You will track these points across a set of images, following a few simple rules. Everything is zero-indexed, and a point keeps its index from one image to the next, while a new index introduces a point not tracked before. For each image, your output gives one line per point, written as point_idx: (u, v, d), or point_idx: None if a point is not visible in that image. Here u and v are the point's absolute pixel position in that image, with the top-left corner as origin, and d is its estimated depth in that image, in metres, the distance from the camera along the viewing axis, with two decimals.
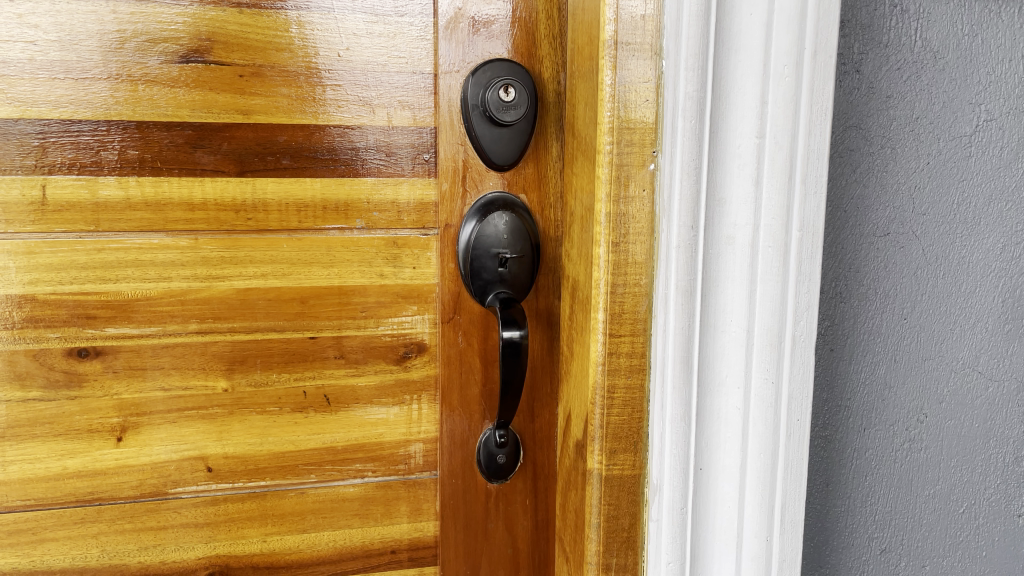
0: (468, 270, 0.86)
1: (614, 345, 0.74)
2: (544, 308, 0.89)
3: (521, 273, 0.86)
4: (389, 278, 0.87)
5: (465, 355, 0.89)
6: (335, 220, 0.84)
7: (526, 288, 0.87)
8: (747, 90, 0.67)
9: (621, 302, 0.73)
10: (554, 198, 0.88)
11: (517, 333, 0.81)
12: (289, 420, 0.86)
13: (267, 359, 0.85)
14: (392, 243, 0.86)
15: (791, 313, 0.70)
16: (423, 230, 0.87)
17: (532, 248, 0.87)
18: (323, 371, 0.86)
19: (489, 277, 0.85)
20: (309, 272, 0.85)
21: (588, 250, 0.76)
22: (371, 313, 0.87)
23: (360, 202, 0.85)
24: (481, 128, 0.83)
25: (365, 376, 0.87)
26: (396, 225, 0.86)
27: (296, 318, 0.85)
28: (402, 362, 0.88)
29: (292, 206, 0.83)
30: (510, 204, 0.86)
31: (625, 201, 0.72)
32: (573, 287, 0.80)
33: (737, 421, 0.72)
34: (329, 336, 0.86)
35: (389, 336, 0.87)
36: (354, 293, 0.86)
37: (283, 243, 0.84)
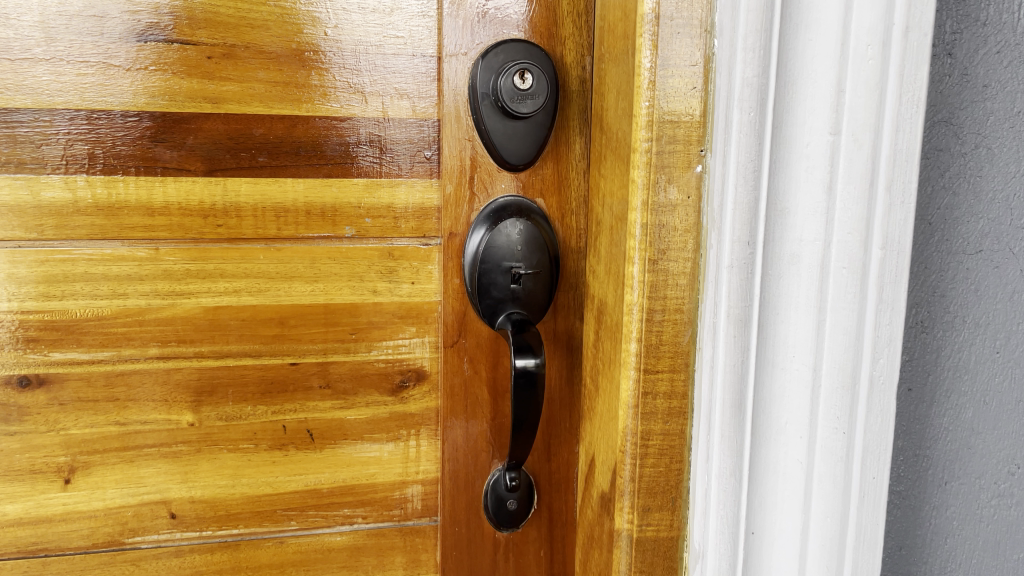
0: (477, 288, 0.73)
1: (651, 383, 0.62)
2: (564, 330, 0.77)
3: (537, 291, 0.74)
4: (383, 295, 0.74)
5: (472, 385, 0.76)
6: (321, 227, 0.72)
7: (543, 307, 0.74)
8: (821, 75, 0.54)
9: (658, 330, 0.61)
10: (577, 202, 0.76)
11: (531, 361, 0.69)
12: (266, 459, 0.74)
13: (240, 389, 0.73)
14: (388, 254, 0.74)
15: (867, 349, 0.57)
16: (423, 239, 0.74)
17: (550, 260, 0.74)
18: (306, 403, 0.74)
19: (502, 296, 0.73)
20: (291, 288, 0.72)
21: (618, 266, 0.63)
22: (363, 336, 0.74)
23: (350, 206, 0.72)
24: (492, 121, 0.71)
25: (355, 409, 0.75)
26: (392, 234, 0.74)
27: (274, 342, 0.73)
28: (399, 392, 0.76)
29: (270, 211, 0.71)
30: (523, 209, 0.74)
31: (665, 209, 0.59)
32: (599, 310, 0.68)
33: (798, 478, 0.58)
34: (312, 362, 0.74)
35: (384, 362, 0.75)
36: (343, 313, 0.74)
37: (259, 255, 0.71)
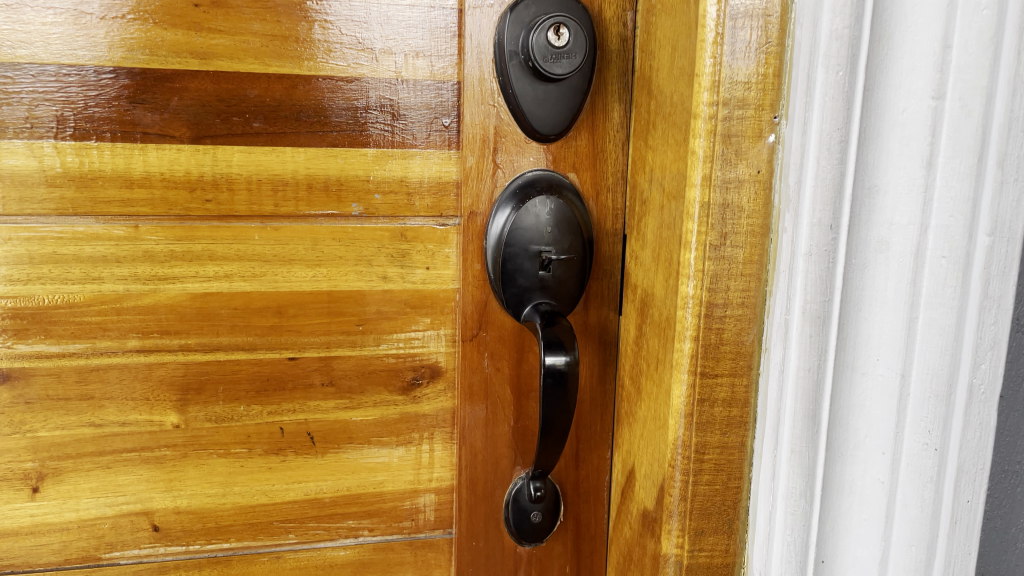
0: (502, 274, 0.64)
1: (708, 389, 0.53)
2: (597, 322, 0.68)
3: (568, 279, 0.65)
4: (394, 282, 0.66)
5: (494, 384, 0.67)
6: (325, 204, 0.63)
7: (575, 297, 0.66)
8: (925, 27, 0.46)
9: (717, 327, 0.52)
10: (614, 178, 0.67)
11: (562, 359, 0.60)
12: (261, 466, 0.66)
13: (232, 387, 0.64)
14: (399, 235, 0.65)
15: (967, 353, 0.48)
16: (440, 219, 0.66)
17: (583, 244, 0.65)
18: (306, 403, 0.66)
19: (529, 284, 0.64)
20: (289, 272, 0.64)
21: (671, 251, 0.54)
22: (371, 328, 0.66)
23: (357, 180, 0.64)
24: (521, 83, 0.62)
25: (361, 409, 0.67)
26: (404, 212, 0.65)
27: (270, 334, 0.64)
28: (410, 391, 0.67)
29: (266, 185, 0.62)
30: (555, 185, 0.65)
31: (731, 186, 0.51)
32: (643, 302, 0.59)
33: (880, 501, 0.51)
34: (314, 356, 0.65)
35: (394, 357, 0.67)
36: (348, 301, 0.65)
37: (254, 235, 0.63)
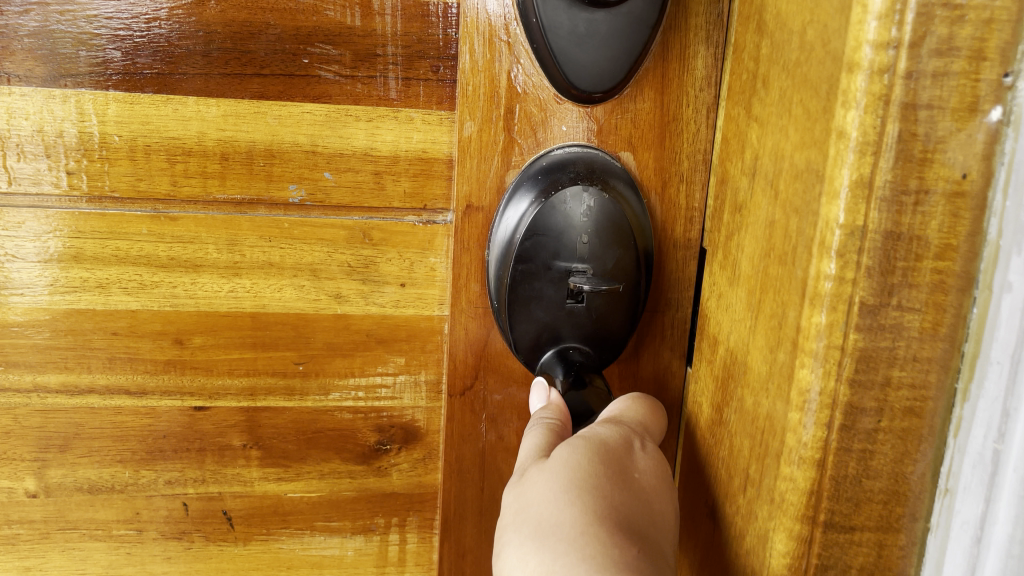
0: (510, 301, 0.42)
1: (833, 549, 0.31)
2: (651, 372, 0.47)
3: (613, 311, 0.43)
4: (352, 303, 0.44)
5: (498, 458, 0.46)
6: (248, 185, 0.42)
7: (622, 337, 0.44)
8: None
9: (857, 448, 0.30)
10: (691, 162, 0.44)
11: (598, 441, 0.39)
12: (156, 555, 0.46)
13: (112, 444, 0.44)
14: (360, 234, 0.44)
15: None
16: (423, 213, 0.44)
17: (637, 261, 0.43)
18: (221, 472, 0.46)
19: (551, 319, 0.42)
20: (194, 284, 0.43)
21: (783, 307, 0.31)
22: (316, 368, 0.45)
23: (297, 150, 0.42)
24: (551, 6, 0.38)
25: (300, 482, 0.46)
26: (370, 201, 0.43)
27: (167, 372, 0.44)
28: (374, 460, 0.47)
29: (160, 153, 0.41)
30: (597, 169, 0.42)
31: (908, 203, 0.27)
32: (729, 371, 0.37)
33: None
34: (232, 407, 0.45)
35: (351, 413, 0.46)
36: (282, 331, 0.44)
37: (141, 227, 0.42)
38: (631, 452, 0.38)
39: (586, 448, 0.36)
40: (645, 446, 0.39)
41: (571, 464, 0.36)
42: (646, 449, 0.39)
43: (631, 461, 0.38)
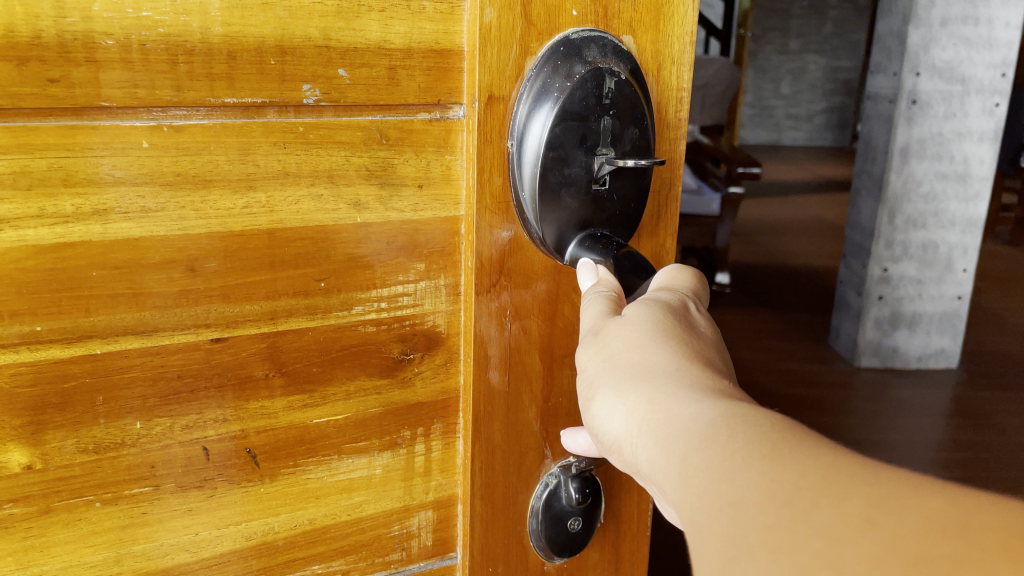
0: (541, 187, 0.42)
1: None
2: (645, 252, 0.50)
3: (629, 192, 0.45)
4: (372, 210, 0.42)
5: (521, 350, 0.47)
6: (258, 85, 0.38)
7: (634, 217, 0.46)
8: None
9: None
10: (678, 45, 0.47)
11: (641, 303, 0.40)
12: (177, 509, 0.42)
13: (119, 394, 0.39)
14: (377, 134, 0.41)
15: None
16: (439, 108, 0.43)
17: (647, 142, 0.45)
18: (244, 408, 0.42)
19: (579, 203, 0.44)
20: (204, 202, 0.39)
21: None
22: (338, 283, 0.43)
23: (309, 46, 0.39)
24: None
25: (326, 407, 0.44)
26: (386, 99, 0.41)
27: (179, 305, 0.39)
28: (398, 371, 0.45)
29: (160, 52, 0.36)
30: (610, 52, 0.43)
31: None
32: None
33: None
34: (253, 335, 0.41)
35: (374, 326, 0.44)
36: (302, 245, 0.41)
37: (142, 140, 0.37)
38: (687, 314, 0.40)
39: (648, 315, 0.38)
40: (696, 310, 0.40)
41: (635, 328, 0.38)
42: (702, 312, 0.41)
43: (690, 318, 0.40)
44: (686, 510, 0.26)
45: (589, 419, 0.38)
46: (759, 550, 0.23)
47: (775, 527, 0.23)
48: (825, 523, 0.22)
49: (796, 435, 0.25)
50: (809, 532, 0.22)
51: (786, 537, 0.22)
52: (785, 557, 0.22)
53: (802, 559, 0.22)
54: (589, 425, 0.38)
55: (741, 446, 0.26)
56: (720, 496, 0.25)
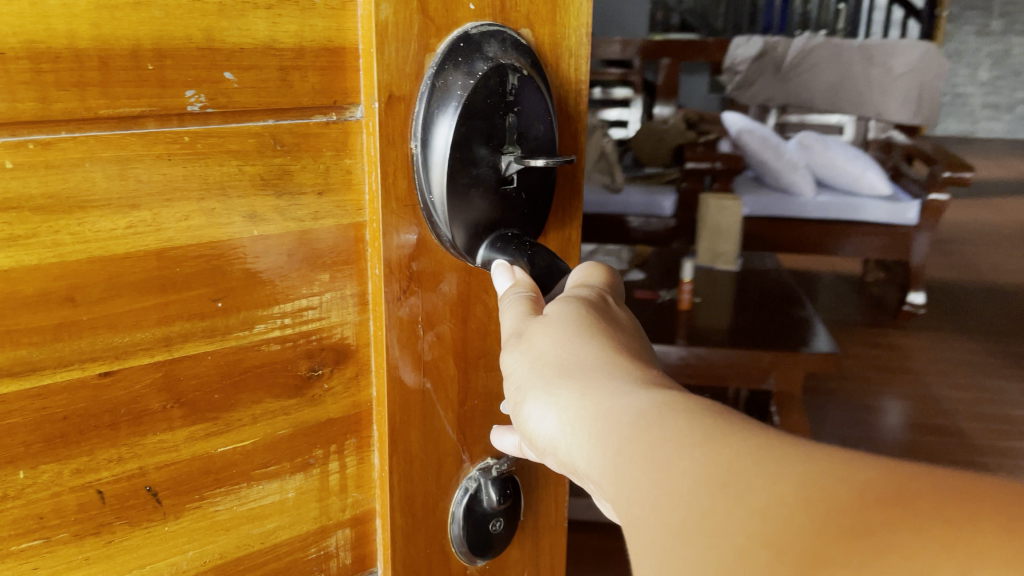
0: (449, 189, 0.41)
1: None
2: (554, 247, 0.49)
3: (535, 188, 0.44)
4: (270, 222, 0.40)
5: (433, 354, 0.46)
6: (137, 93, 0.35)
7: (540, 213, 0.46)
8: None
9: None
10: (575, 35, 0.46)
11: (557, 305, 0.40)
12: (71, 561, 0.38)
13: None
14: (270, 140, 0.39)
15: None
16: (334, 110, 0.40)
17: (550, 137, 0.44)
18: (141, 444, 0.39)
19: (486, 202, 0.43)
20: (82, 226, 0.35)
21: None
22: (236, 302, 0.40)
23: (190, 48, 0.35)
24: None
25: (232, 433, 0.41)
26: (278, 103, 0.38)
27: (61, 341, 0.35)
28: (307, 389, 0.43)
29: (21, 62, 0.32)
30: (510, 48, 0.42)
31: None
32: None
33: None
34: (148, 365, 0.38)
35: (278, 343, 0.41)
36: (195, 266, 0.38)
37: (4, 160, 0.33)
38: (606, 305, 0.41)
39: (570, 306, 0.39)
40: (616, 304, 0.41)
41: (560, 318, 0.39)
42: (621, 306, 0.41)
43: (609, 311, 0.41)
44: (627, 502, 0.29)
45: (520, 423, 0.38)
46: (696, 535, 0.25)
47: (712, 511, 0.25)
48: (760, 501, 0.24)
49: (726, 419, 0.28)
50: (744, 513, 0.24)
51: (723, 519, 0.25)
52: (724, 541, 0.24)
53: (741, 543, 0.24)
54: (519, 429, 0.38)
55: (675, 435, 0.28)
56: (651, 484, 0.28)
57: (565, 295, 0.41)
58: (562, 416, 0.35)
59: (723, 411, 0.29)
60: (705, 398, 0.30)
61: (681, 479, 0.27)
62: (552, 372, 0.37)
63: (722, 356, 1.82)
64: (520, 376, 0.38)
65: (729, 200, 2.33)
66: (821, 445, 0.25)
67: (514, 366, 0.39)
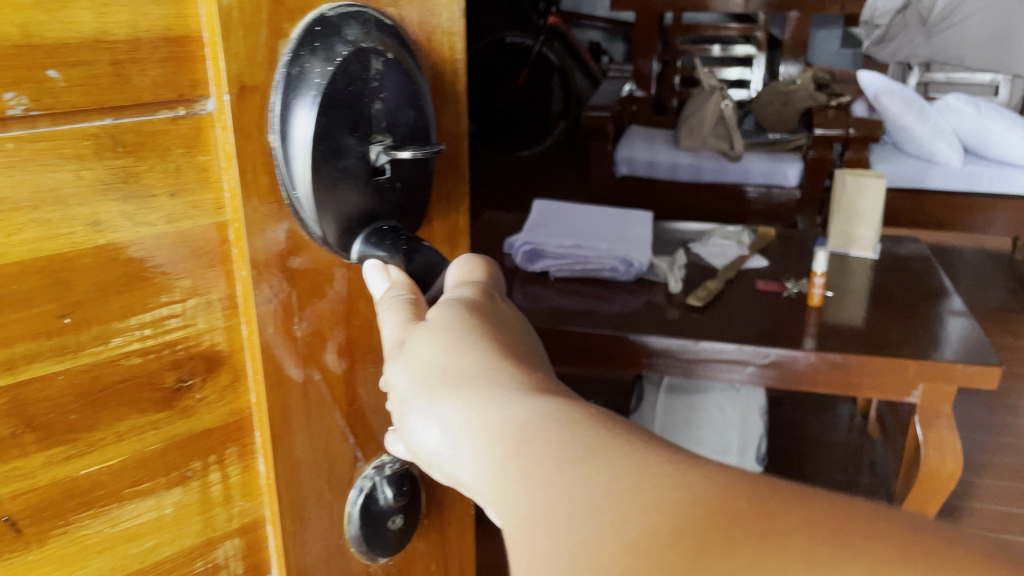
0: (314, 181, 0.39)
1: None
2: (439, 232, 0.48)
3: (410, 174, 0.43)
4: (118, 230, 0.37)
5: (316, 354, 0.44)
6: None
7: (418, 200, 0.44)
8: None
9: None
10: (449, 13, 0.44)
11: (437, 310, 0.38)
12: None
13: None
14: (110, 141, 0.36)
15: None
16: (181, 105, 0.38)
17: (421, 121, 0.42)
18: None
19: (358, 192, 0.41)
20: None
21: None
22: (86, 317, 0.37)
23: (4, 46, 0.32)
24: None
25: (96, 453, 0.39)
26: (117, 101, 0.35)
27: None
28: (178, 400, 0.41)
29: None
30: (373, 29, 0.40)
31: None
32: None
33: None
34: None
35: (140, 356, 0.39)
36: (34, 281, 0.35)
37: None
38: (490, 301, 0.40)
39: (453, 306, 0.38)
40: (500, 300, 0.41)
41: (445, 320, 0.37)
42: (503, 301, 0.41)
43: (492, 307, 0.39)
44: (509, 516, 0.28)
45: (405, 436, 0.36)
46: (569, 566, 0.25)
47: (585, 542, 0.25)
48: (632, 534, 0.24)
49: (610, 437, 0.28)
50: (615, 546, 0.24)
51: (595, 552, 0.24)
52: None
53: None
54: (401, 438, 0.37)
55: (558, 452, 0.28)
56: (528, 509, 0.27)
57: (445, 300, 0.39)
58: (444, 428, 0.34)
59: (603, 424, 0.29)
60: (588, 410, 0.30)
61: (565, 498, 0.26)
62: (434, 379, 0.36)
63: (861, 364, 1.27)
64: (403, 384, 0.37)
65: (869, 177, 1.63)
66: (700, 471, 0.25)
67: (398, 372, 0.37)
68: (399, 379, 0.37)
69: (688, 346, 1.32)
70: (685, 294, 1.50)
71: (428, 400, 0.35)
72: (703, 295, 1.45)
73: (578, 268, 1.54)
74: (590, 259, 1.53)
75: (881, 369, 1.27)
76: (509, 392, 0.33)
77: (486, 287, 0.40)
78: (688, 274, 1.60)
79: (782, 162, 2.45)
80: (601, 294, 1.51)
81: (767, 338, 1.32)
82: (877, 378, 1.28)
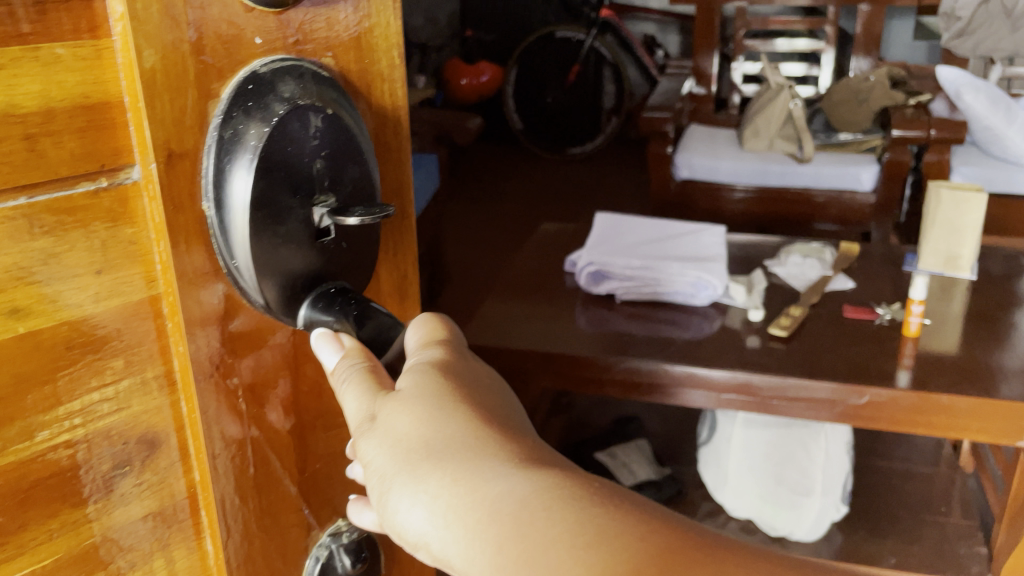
0: (253, 245, 0.36)
1: None
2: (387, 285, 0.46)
3: (355, 235, 0.40)
4: (36, 316, 0.33)
5: (262, 423, 0.42)
6: None
7: (362, 260, 0.41)
8: None
9: None
10: (389, 60, 0.43)
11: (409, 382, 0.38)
12: None
13: None
14: (26, 224, 0.32)
15: None
16: (102, 175, 0.34)
17: (362, 178, 0.40)
18: None
19: (301, 254, 0.38)
20: None
21: None
22: (6, 412, 0.33)
23: None
24: None
25: (26, 554, 0.35)
26: (32, 180, 0.32)
27: None
28: (115, 489, 0.38)
29: None
30: (309, 84, 0.37)
31: None
32: None
33: None
34: None
35: (69, 448, 0.35)
36: None
37: None
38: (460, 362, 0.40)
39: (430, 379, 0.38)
40: (465, 358, 0.40)
41: (425, 397, 0.37)
42: (467, 357, 0.40)
43: (461, 368, 0.39)
44: None
45: (387, 517, 0.36)
46: None
47: None
48: None
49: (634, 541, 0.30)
50: None
51: None
52: None
53: None
54: (384, 520, 0.37)
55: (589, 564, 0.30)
56: None
57: (417, 364, 0.39)
58: (437, 516, 0.34)
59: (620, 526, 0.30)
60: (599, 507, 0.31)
61: None
62: (421, 463, 0.35)
63: (970, 405, 1.18)
64: (386, 468, 0.36)
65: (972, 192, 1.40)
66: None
67: (379, 455, 0.37)
68: (381, 461, 0.37)
69: (772, 384, 1.26)
70: (766, 322, 1.43)
71: (417, 487, 0.35)
72: (786, 323, 1.39)
73: (645, 292, 1.49)
74: (660, 283, 1.48)
75: (987, 413, 1.17)
76: (505, 479, 0.34)
77: (452, 348, 0.40)
78: (769, 298, 1.52)
79: (852, 164, 2.35)
80: (665, 317, 1.46)
81: (853, 376, 1.24)
82: (984, 420, 1.18)
